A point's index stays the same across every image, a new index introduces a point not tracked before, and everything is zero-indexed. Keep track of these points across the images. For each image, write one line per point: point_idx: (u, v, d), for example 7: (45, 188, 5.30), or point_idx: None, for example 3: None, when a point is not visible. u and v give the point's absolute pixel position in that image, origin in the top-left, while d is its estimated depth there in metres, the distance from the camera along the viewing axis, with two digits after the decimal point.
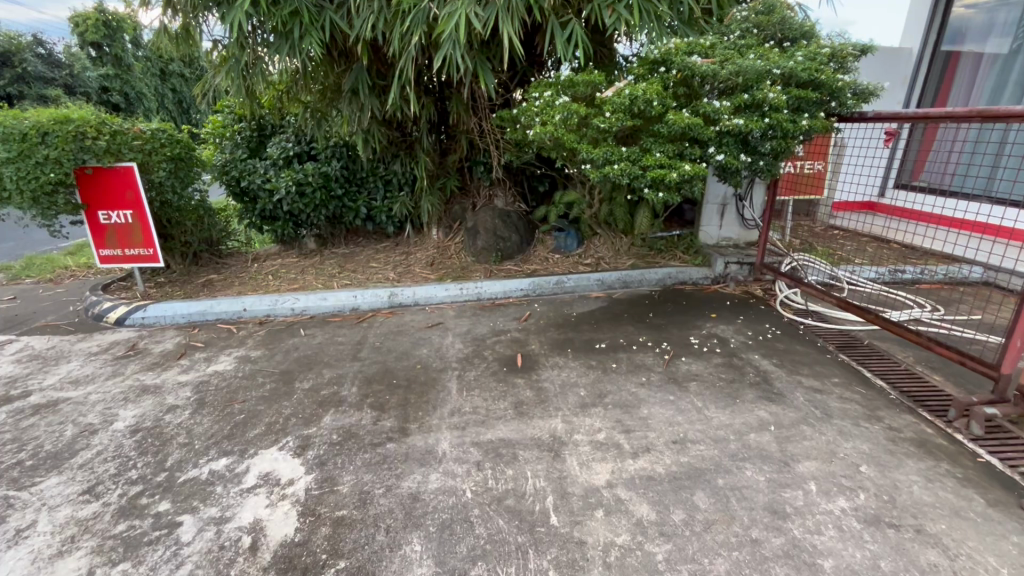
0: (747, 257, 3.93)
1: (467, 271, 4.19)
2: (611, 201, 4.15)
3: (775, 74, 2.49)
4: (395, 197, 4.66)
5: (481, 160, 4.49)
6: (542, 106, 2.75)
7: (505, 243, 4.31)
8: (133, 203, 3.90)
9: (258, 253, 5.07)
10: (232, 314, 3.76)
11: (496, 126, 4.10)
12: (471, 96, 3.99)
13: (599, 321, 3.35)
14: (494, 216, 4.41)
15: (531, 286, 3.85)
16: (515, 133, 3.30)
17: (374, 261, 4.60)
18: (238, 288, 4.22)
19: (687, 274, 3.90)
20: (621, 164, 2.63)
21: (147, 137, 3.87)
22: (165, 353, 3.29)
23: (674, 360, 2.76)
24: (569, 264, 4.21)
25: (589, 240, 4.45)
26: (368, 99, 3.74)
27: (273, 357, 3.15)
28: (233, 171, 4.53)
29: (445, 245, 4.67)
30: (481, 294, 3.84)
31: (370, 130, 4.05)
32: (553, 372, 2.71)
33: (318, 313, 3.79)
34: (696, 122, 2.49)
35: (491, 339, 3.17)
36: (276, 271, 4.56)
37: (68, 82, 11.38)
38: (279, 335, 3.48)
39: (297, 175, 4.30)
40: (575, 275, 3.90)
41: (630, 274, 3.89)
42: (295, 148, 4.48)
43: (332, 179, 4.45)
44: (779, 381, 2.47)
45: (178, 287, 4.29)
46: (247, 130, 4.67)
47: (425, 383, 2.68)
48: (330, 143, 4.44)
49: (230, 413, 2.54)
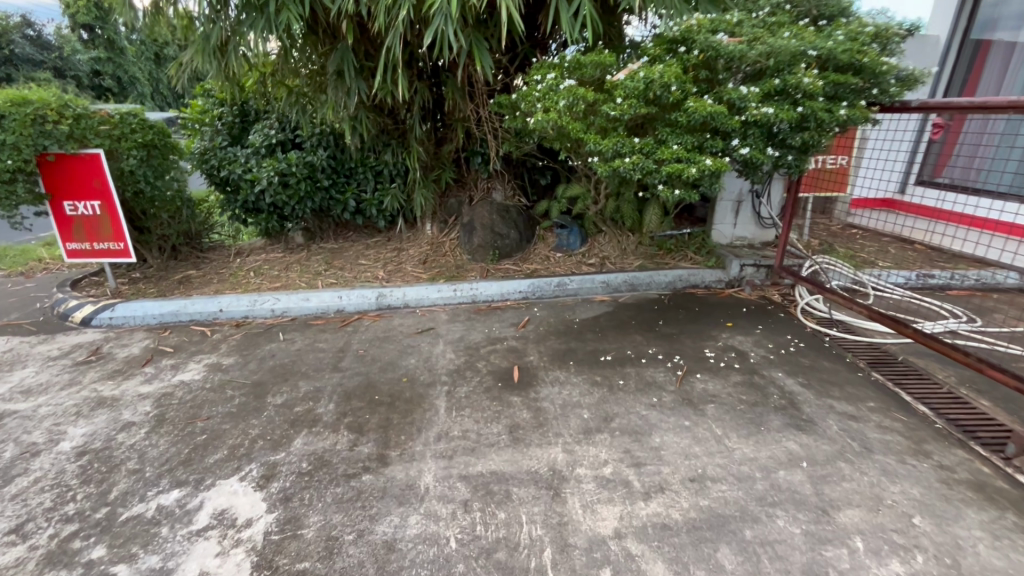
0: (765, 260, 3.63)
1: (463, 271, 3.90)
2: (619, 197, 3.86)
3: (811, 56, 2.19)
4: (387, 190, 4.34)
5: (478, 151, 4.19)
6: (544, 91, 2.44)
7: (503, 241, 4.02)
8: (101, 193, 3.61)
9: (242, 247, 4.79)
10: (207, 315, 3.49)
11: (494, 113, 3.80)
12: (468, 80, 3.69)
13: (604, 329, 3.06)
14: (492, 211, 4.11)
15: (530, 288, 3.57)
16: (515, 122, 2.99)
17: (363, 258, 4.30)
18: (217, 286, 3.94)
19: (699, 276, 3.61)
20: (634, 157, 2.33)
21: (115, 121, 3.56)
22: (129, 359, 3.01)
23: (688, 378, 2.48)
24: (572, 264, 3.92)
25: (593, 238, 4.16)
26: (354, 82, 3.44)
27: (246, 365, 2.87)
28: (212, 160, 4.21)
29: (439, 242, 4.36)
30: (477, 297, 3.55)
31: (358, 116, 3.73)
32: (553, 390, 2.43)
33: (300, 315, 3.51)
34: (720, 110, 2.18)
35: (485, 349, 2.89)
36: (258, 268, 4.26)
37: (58, 65, 10.97)
38: (255, 340, 3.20)
39: (280, 165, 3.99)
40: (578, 276, 3.62)
41: (637, 276, 3.61)
42: (278, 136, 4.16)
43: (318, 170, 4.13)
44: (808, 405, 2.18)
45: (152, 284, 4.00)
46: (229, 116, 4.36)
47: (410, 401, 2.41)
48: (316, 130, 4.12)
49: (190, 433, 2.27)
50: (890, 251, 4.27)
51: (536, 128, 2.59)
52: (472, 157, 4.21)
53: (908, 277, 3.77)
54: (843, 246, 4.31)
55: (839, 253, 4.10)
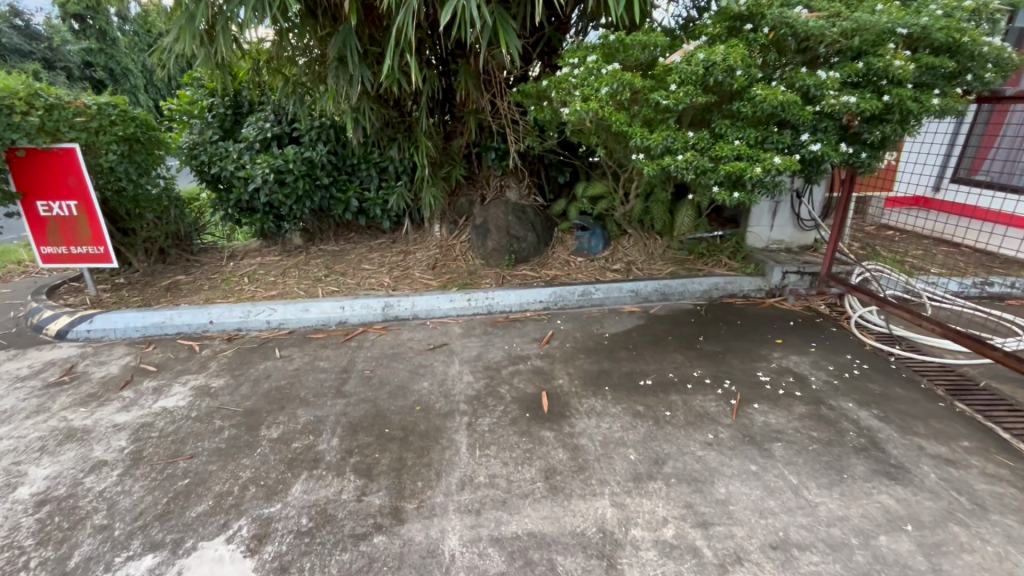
0: (809, 266, 3.30)
1: (476, 277, 3.57)
2: (649, 196, 3.55)
3: (901, 35, 1.86)
4: (393, 188, 3.99)
5: (492, 146, 3.85)
6: (582, 76, 2.10)
7: (520, 244, 3.70)
8: (78, 192, 3.27)
9: (236, 249, 4.45)
10: (196, 328, 3.16)
11: (511, 104, 3.47)
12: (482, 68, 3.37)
13: (638, 346, 2.74)
14: (507, 212, 3.78)
15: (552, 297, 3.24)
16: (542, 114, 2.65)
17: (367, 262, 3.97)
18: (207, 293, 3.60)
19: (737, 284, 3.30)
20: (687, 155, 2.00)
21: (92, 113, 3.19)
22: (106, 380, 2.67)
23: (744, 408, 2.16)
24: (595, 270, 3.60)
25: (617, 241, 3.83)
26: (358, 69, 3.09)
27: (237, 389, 2.55)
28: (203, 155, 3.88)
29: (449, 245, 4.03)
30: (493, 307, 3.23)
31: (361, 108, 3.39)
32: (590, 423, 2.12)
33: (299, 327, 3.19)
34: (794, 99, 1.85)
35: (507, 370, 2.57)
36: (253, 274, 3.93)
37: (46, 55, 10.42)
38: (249, 357, 2.87)
39: (276, 161, 3.63)
40: (604, 284, 3.30)
41: (669, 285, 3.28)
42: (274, 129, 3.80)
43: (318, 166, 3.78)
44: (892, 446, 1.87)
45: (137, 291, 3.67)
46: (221, 108, 4.00)
47: (425, 436, 2.09)
48: (315, 123, 3.77)
49: (170, 475, 1.94)
50: (936, 255, 3.93)
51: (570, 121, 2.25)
52: (486, 153, 3.88)
53: (965, 285, 3.44)
54: (886, 249, 3.98)
55: (884, 258, 3.78)
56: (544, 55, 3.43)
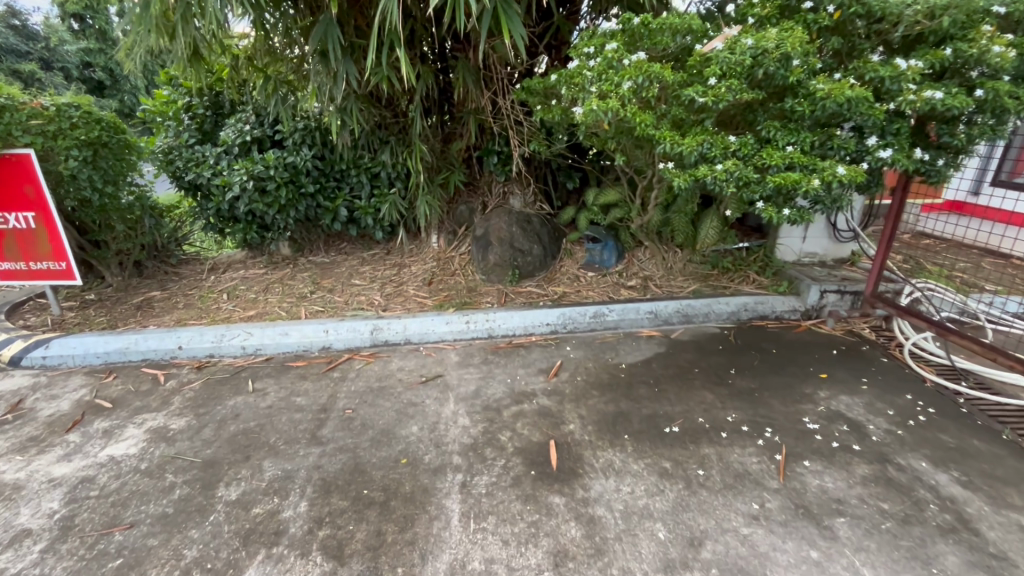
0: (850, 285, 2.93)
1: (476, 295, 3.22)
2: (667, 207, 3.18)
3: (996, 14, 1.53)
4: (385, 196, 3.64)
5: (495, 149, 3.50)
6: (599, 67, 1.73)
7: (524, 258, 3.35)
8: (35, 202, 2.95)
9: (218, 260, 4.13)
10: (163, 354, 2.84)
11: (514, 104, 3.12)
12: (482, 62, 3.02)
13: (660, 381, 2.39)
14: (511, 222, 3.43)
15: (561, 320, 2.90)
16: (551, 114, 2.30)
17: (357, 277, 3.64)
18: (181, 312, 3.29)
19: (768, 304, 2.93)
20: (727, 164, 1.65)
21: (50, 114, 2.88)
22: (53, 420, 2.35)
23: (794, 467, 1.79)
24: (608, 287, 3.26)
25: (632, 253, 3.48)
26: (342, 63, 2.75)
27: (199, 432, 2.21)
28: (178, 160, 3.55)
29: (447, 257, 3.69)
30: (494, 331, 2.89)
31: (348, 108, 3.05)
32: (608, 486, 1.76)
33: (277, 354, 2.86)
34: (864, 95, 1.49)
35: (510, 412, 2.22)
36: (233, 289, 3.60)
37: (44, 56, 10.05)
38: (217, 391, 2.54)
39: (255, 167, 3.29)
40: (619, 304, 2.94)
41: (692, 305, 2.93)
42: (255, 132, 3.45)
43: (303, 173, 3.43)
44: (986, 527, 1.50)
45: (105, 310, 3.35)
46: (200, 108, 3.65)
47: (411, 501, 1.75)
48: (299, 125, 3.42)
49: (101, 554, 1.61)
50: (986, 267, 3.53)
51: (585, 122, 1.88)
52: (487, 157, 3.54)
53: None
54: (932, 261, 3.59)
55: (930, 272, 3.39)
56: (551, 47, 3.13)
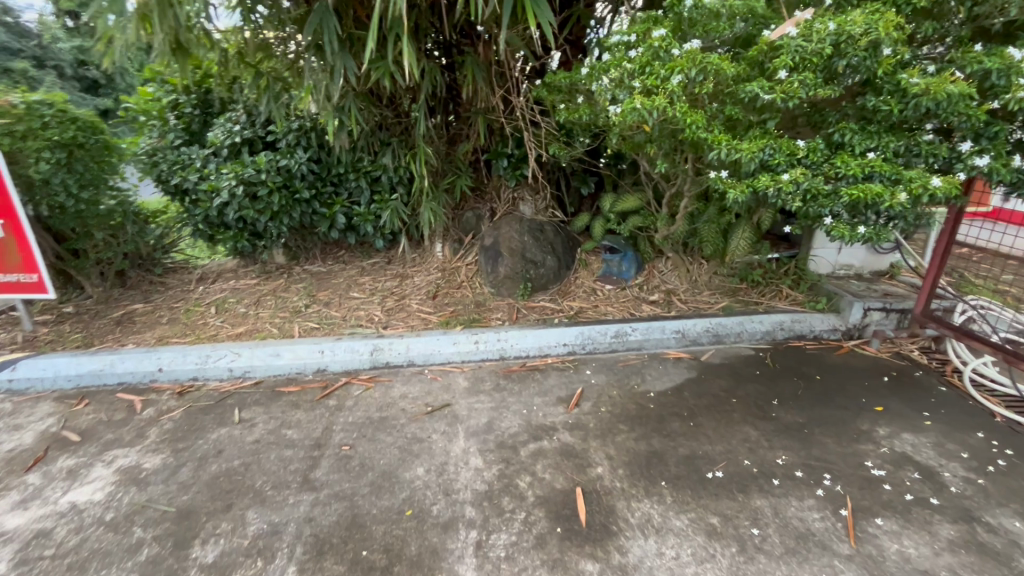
0: (896, 301, 2.68)
1: (486, 311, 2.97)
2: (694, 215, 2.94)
3: None
4: (386, 202, 3.35)
5: (504, 151, 3.25)
6: (642, 58, 1.69)
7: (537, 269, 3.10)
8: (3, 208, 2.69)
9: (208, 269, 3.88)
10: (142, 377, 2.58)
11: (527, 103, 2.89)
12: (494, 57, 2.86)
13: (696, 414, 2.13)
14: (523, 231, 3.19)
15: (579, 340, 2.65)
16: (579, 114, 2.27)
17: (356, 289, 3.38)
18: (164, 327, 3.02)
19: (806, 323, 2.68)
20: (797, 172, 1.64)
21: (18, 113, 2.66)
22: (12, 457, 2.08)
23: (865, 527, 1.53)
24: (628, 302, 3.00)
25: (652, 265, 3.23)
26: (340, 56, 2.49)
27: (175, 474, 1.94)
28: (162, 163, 3.28)
29: (453, 268, 3.43)
30: (506, 352, 2.63)
31: (346, 106, 2.79)
32: (649, 549, 1.51)
33: (267, 377, 2.60)
34: (966, 91, 1.44)
35: (529, 451, 1.96)
36: (222, 302, 3.34)
37: (38, 54, 9.72)
38: (199, 421, 2.27)
39: (245, 171, 3.02)
40: (643, 322, 2.69)
41: (723, 323, 2.68)
42: (245, 132, 3.19)
43: (297, 177, 3.16)
44: None
45: (82, 326, 3.09)
46: (188, 107, 3.38)
47: (419, 567, 1.49)
48: (294, 125, 3.17)
49: None
50: None
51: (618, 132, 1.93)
52: (496, 160, 3.29)
53: None
54: None
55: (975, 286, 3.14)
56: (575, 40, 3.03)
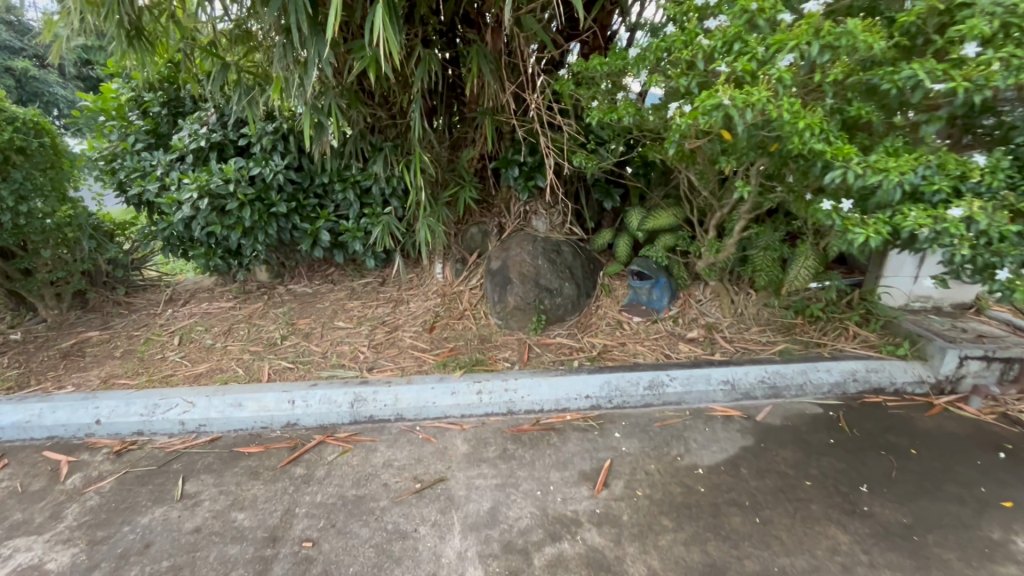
0: (1000, 348, 2.16)
1: (492, 349, 2.50)
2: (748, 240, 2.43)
3: None
4: (377, 216, 2.87)
5: (516, 158, 2.77)
6: (724, 37, 1.54)
7: (553, 299, 2.62)
8: None
9: (180, 288, 3.43)
10: (75, 432, 2.14)
11: (544, 102, 2.42)
12: (505, 47, 2.41)
13: (761, 505, 1.64)
14: (536, 253, 2.71)
15: (604, 391, 2.17)
16: (616, 114, 1.98)
17: (342, 317, 2.92)
18: (115, 363, 2.57)
19: (884, 373, 2.18)
20: (972, 208, 1.46)
21: None
22: None
23: None
24: (661, 341, 2.52)
25: (688, 294, 2.75)
26: (313, 43, 2.04)
27: None
28: (121, 171, 2.84)
29: (454, 293, 2.96)
30: (515, 406, 2.16)
31: (325, 106, 2.35)
32: None
33: (225, 433, 2.15)
34: None
35: (547, 559, 1.48)
36: (189, 330, 2.89)
37: (39, 53, 9.38)
38: (131, 496, 1.82)
39: (211, 181, 2.57)
40: (684, 371, 2.20)
41: (781, 372, 2.19)
42: (214, 136, 2.73)
43: (273, 188, 2.70)
44: None
45: (23, 359, 2.66)
46: (155, 106, 2.94)
47: None
48: (269, 128, 2.72)
49: None
50: None
51: (679, 138, 1.78)
52: (506, 169, 2.81)
53: None
54: None
55: None
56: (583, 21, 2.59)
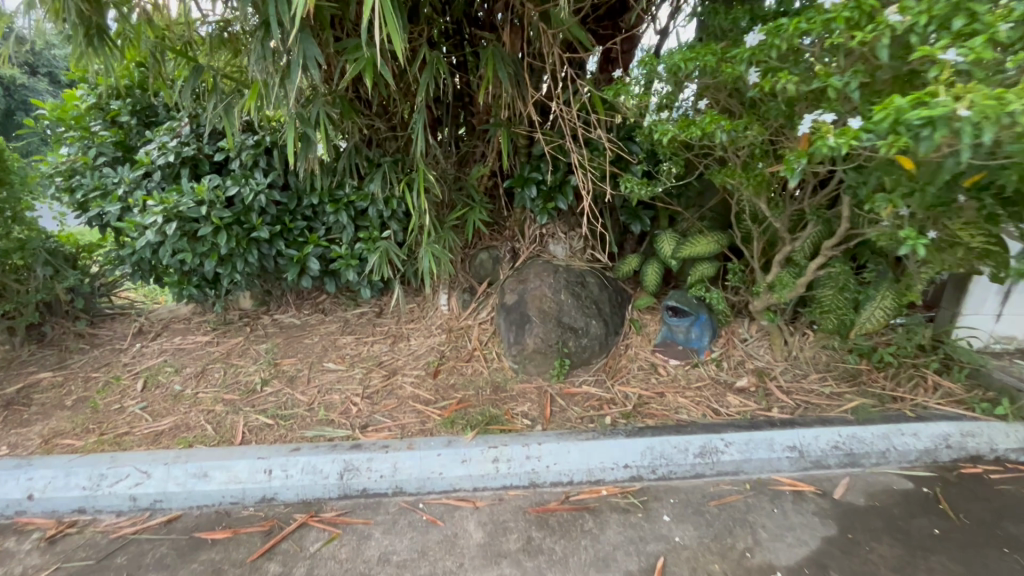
0: None
1: (509, 401, 2.12)
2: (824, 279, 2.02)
3: None
4: (374, 242, 2.49)
5: (534, 176, 2.40)
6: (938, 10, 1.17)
7: (578, 340, 2.25)
8: None
9: (152, 318, 3.04)
10: (3, 508, 1.75)
11: (567, 112, 2.07)
12: (522, 47, 2.09)
13: None
14: (558, 286, 2.35)
15: (647, 459, 1.80)
16: (693, 131, 1.63)
17: (333, 356, 2.55)
18: (63, 416, 2.18)
19: (983, 438, 1.82)
20: None
21: None
22: None
23: None
24: (705, 392, 2.15)
25: (731, 332, 2.38)
26: (297, 41, 1.68)
27: None
28: (80, 189, 2.47)
29: (462, 328, 2.59)
30: (539, 478, 1.78)
31: (313, 116, 1.99)
32: None
33: (185, 511, 1.76)
34: None
35: None
36: (155, 372, 2.49)
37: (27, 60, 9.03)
38: None
39: (180, 203, 2.21)
40: (741, 434, 1.83)
41: (858, 435, 1.82)
42: (185, 149, 2.36)
43: (254, 211, 2.34)
44: None
45: None
46: (121, 115, 2.57)
47: None
48: (250, 140, 2.36)
49: None
50: None
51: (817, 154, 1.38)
52: (522, 188, 2.44)
53: None
54: None
55: None
56: (597, 19, 2.27)
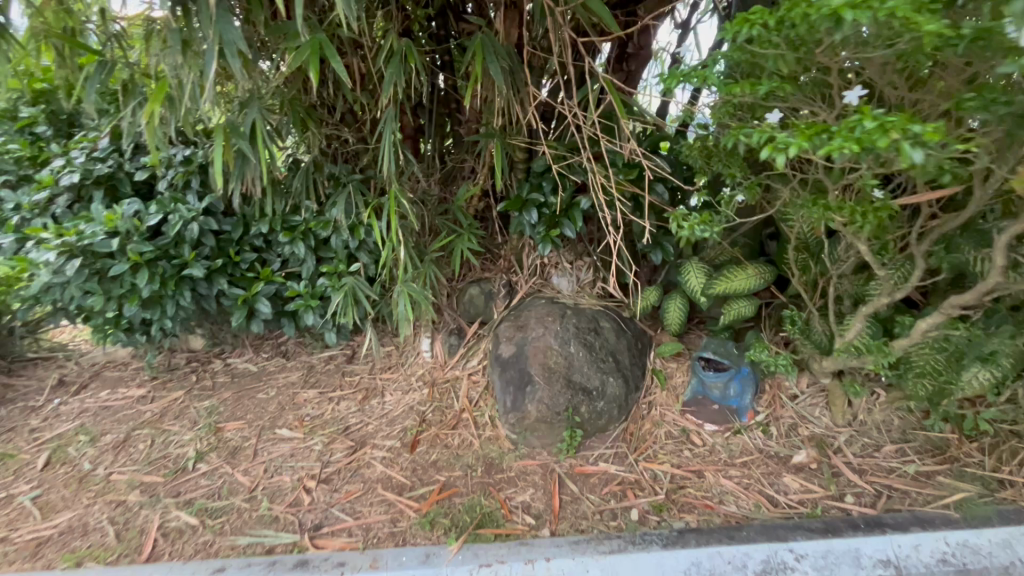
0: None
1: (507, 488, 1.65)
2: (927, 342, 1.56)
3: None
4: (339, 278, 2.03)
5: (534, 197, 1.95)
6: None
7: (592, 403, 1.79)
8: None
9: (77, 363, 2.52)
10: None
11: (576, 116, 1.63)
12: (517, 37, 1.67)
13: None
14: (565, 334, 1.90)
15: None
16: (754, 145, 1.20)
17: (290, 419, 2.03)
18: None
19: None
20: None
21: None
22: None
23: None
24: (755, 471, 1.70)
25: (779, 387, 1.93)
26: (212, 20, 1.27)
27: None
28: None
29: (449, 381, 2.13)
30: None
31: (248, 124, 1.56)
32: None
33: None
34: None
35: None
36: (66, 443, 1.99)
37: None
38: None
39: (87, 234, 1.75)
40: (814, 544, 1.38)
41: (970, 543, 1.38)
42: (101, 168, 1.91)
43: (186, 242, 1.88)
44: None
45: None
46: (27, 125, 2.10)
47: None
48: (181, 156, 1.92)
49: None
50: None
51: None
52: (520, 213, 1.99)
53: None
54: None
55: None
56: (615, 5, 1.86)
